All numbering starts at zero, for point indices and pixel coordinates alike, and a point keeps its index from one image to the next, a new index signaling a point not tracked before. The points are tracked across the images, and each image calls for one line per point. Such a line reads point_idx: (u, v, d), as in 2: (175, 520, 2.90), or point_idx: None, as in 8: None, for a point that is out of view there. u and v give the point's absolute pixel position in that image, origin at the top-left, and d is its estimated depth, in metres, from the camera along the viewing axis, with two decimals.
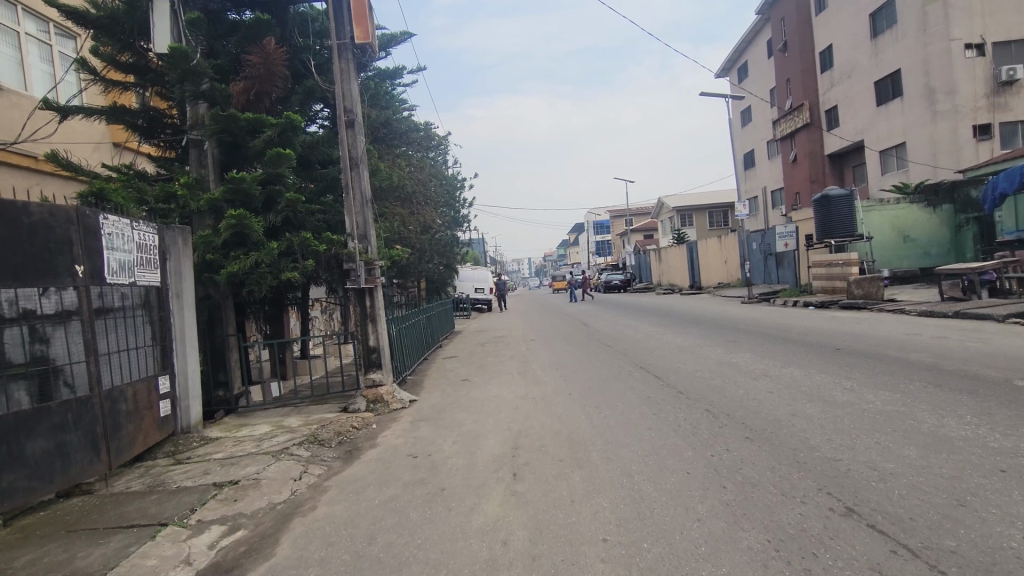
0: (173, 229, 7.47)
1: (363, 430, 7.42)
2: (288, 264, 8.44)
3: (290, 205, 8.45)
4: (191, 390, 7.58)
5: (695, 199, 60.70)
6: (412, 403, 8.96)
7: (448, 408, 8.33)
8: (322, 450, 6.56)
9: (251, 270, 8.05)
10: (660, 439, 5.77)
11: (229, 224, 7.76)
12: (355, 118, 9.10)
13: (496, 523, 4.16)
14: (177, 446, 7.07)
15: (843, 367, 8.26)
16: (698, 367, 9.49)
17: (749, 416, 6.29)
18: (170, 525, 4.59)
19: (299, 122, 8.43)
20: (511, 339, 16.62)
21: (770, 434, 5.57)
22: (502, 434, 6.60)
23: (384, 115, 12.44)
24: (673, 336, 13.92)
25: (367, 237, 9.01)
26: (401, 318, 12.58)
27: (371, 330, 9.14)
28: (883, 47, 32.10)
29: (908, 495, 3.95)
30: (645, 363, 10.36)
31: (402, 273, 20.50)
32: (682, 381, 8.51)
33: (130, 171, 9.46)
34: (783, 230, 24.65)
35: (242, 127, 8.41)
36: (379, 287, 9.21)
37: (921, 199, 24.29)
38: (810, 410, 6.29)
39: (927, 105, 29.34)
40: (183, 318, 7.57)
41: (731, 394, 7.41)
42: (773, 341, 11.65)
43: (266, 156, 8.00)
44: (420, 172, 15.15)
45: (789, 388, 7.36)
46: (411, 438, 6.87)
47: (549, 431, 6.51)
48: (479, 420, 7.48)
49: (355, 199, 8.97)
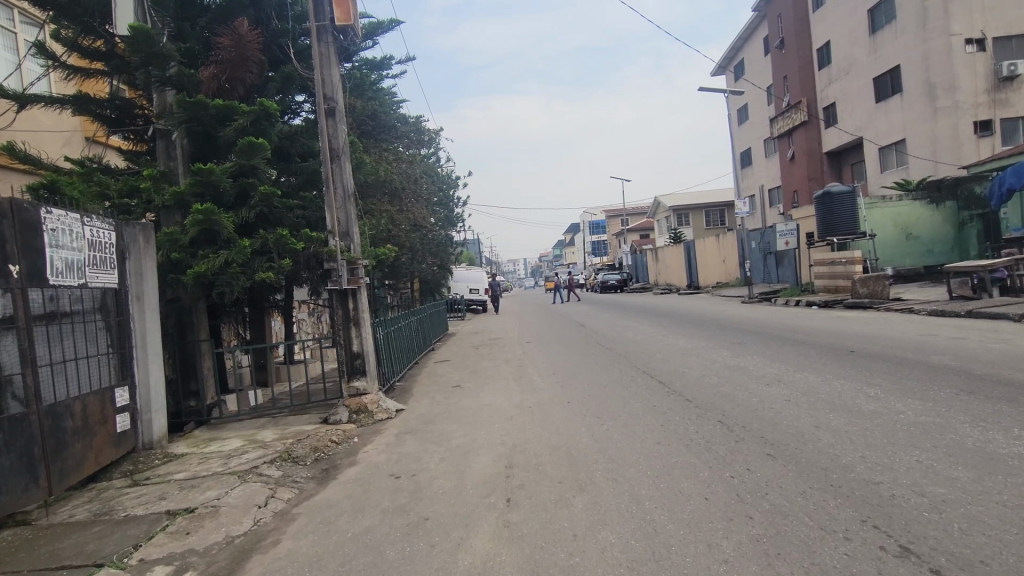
0: (132, 225, 6.81)
1: (343, 444, 6.79)
2: (263, 264, 7.80)
3: (264, 199, 7.80)
4: (154, 402, 6.92)
5: (691, 198, 60.20)
6: (399, 413, 8.32)
7: (437, 419, 7.71)
8: (295, 470, 5.91)
9: (221, 270, 7.39)
10: (673, 457, 5.16)
11: (195, 220, 7.10)
12: (335, 106, 8.46)
13: (486, 565, 3.55)
14: (137, 465, 6.42)
15: (862, 372, 7.68)
16: (703, 372, 8.90)
17: (768, 428, 5.70)
18: (106, 566, 3.94)
19: (274, 110, 7.79)
20: (506, 342, 16.01)
21: (794, 451, 4.98)
22: (495, 449, 5.98)
23: (371, 106, 11.86)
24: (674, 338, 13.36)
25: (350, 234, 8.39)
26: (391, 320, 11.97)
27: (355, 335, 8.51)
28: (882, 43, 31.66)
29: (973, 532, 3.36)
30: (648, 368, 9.76)
31: (393, 273, 19.88)
32: (689, 388, 7.92)
33: (97, 164, 8.82)
34: (783, 228, 24.09)
35: (212, 114, 7.77)
36: (363, 288, 8.58)
37: (923, 196, 23.81)
38: (834, 421, 5.70)
39: (927, 101, 28.90)
40: (145, 324, 6.90)
41: (744, 403, 6.81)
42: (779, 343, 11.09)
43: (238, 147, 7.37)
44: (411, 167, 14.57)
45: (806, 396, 6.77)
46: (395, 454, 6.24)
47: (547, 446, 5.89)
48: (470, 432, 6.86)
49: (336, 192, 8.35)
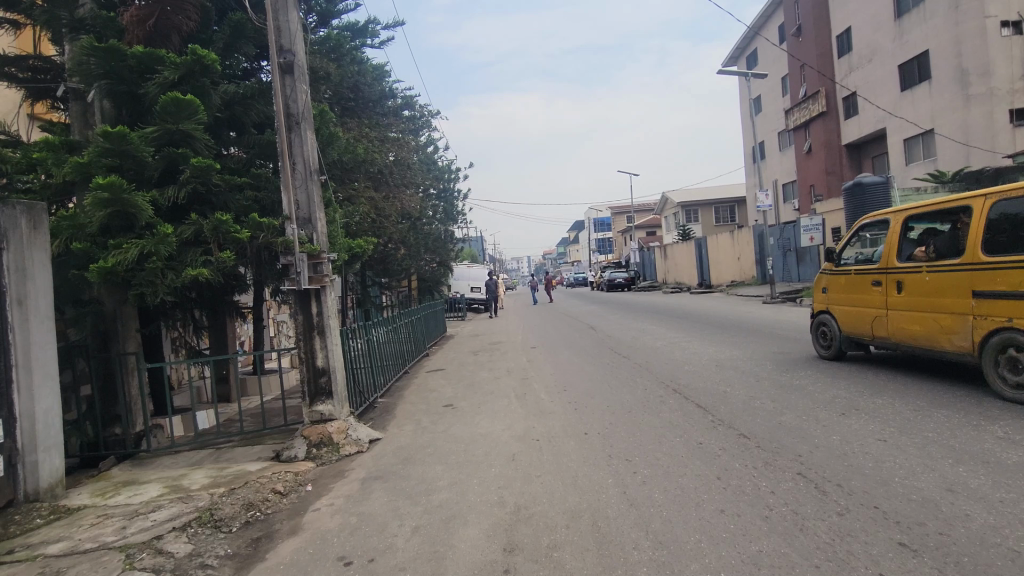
0: (11, 205, 5.13)
1: (290, 497, 5.12)
2: (197, 258, 6.14)
3: (198, 174, 6.09)
4: (47, 437, 5.26)
5: (700, 194, 58.24)
6: (372, 445, 6.65)
7: (418, 457, 6.03)
8: (213, 545, 4.25)
9: (138, 266, 5.74)
10: (755, 545, 3.46)
11: (98, 200, 5.45)
12: (295, 60, 6.77)
13: None
14: (8, 527, 4.74)
15: (963, 400, 5.96)
16: (750, 394, 7.19)
17: (878, 493, 3.99)
18: None
19: (209, 61, 6.13)
20: (508, 347, 14.35)
21: (943, 542, 3.28)
22: (490, 515, 4.30)
23: (351, 77, 10.18)
24: (699, 346, 11.63)
25: (313, 221, 6.75)
26: (380, 318, 10.40)
27: (318, 346, 6.85)
28: (908, 27, 29.74)
29: None
30: (678, 386, 8.04)
31: (385, 270, 18.21)
32: (741, 418, 6.16)
33: (5, 135, 7.14)
34: (808, 222, 22.32)
35: (131, 67, 6.12)
36: (329, 288, 6.89)
37: (960, 188, 22.00)
38: (971, 483, 4.01)
39: (958, 89, 27.07)
40: (36, 335, 5.23)
41: (822, 444, 5.11)
42: (831, 355, 9.35)
43: (161, 104, 5.72)
44: (403, 151, 12.83)
45: (906, 435, 5.07)
46: (352, 518, 4.56)
47: (561, 513, 4.21)
48: (458, 480, 5.19)
49: (296, 169, 6.68)
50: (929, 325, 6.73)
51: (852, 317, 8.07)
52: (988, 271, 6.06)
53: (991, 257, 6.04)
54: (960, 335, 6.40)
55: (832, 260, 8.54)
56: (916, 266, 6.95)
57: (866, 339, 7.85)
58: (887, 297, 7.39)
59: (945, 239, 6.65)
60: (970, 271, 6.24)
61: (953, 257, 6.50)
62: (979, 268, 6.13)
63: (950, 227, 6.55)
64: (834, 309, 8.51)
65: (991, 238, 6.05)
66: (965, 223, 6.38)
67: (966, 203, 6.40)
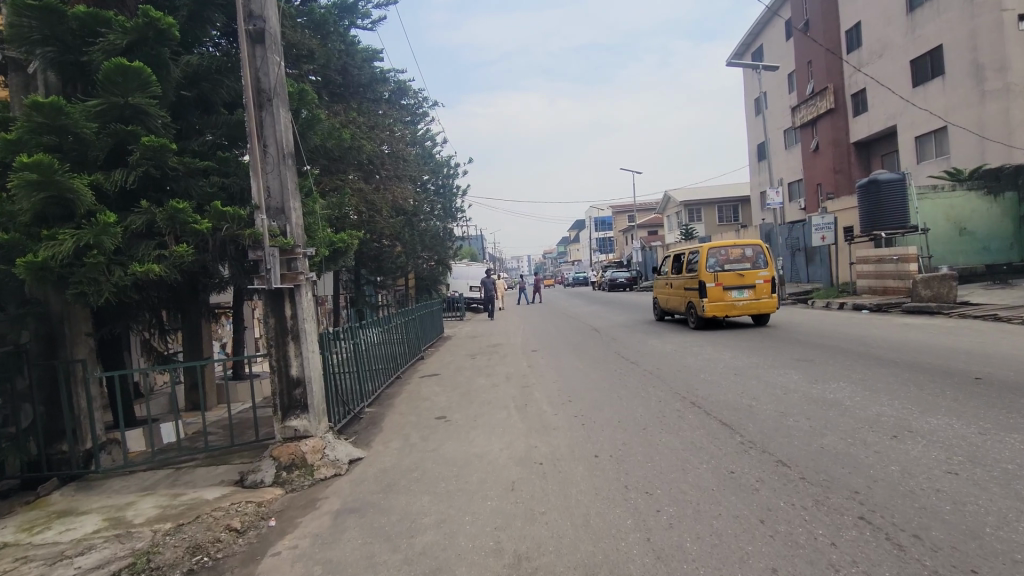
0: None
1: (246, 536, 4.32)
2: (149, 252, 5.34)
3: (150, 155, 5.29)
4: None
5: (704, 193, 57.34)
6: (352, 466, 5.86)
7: (404, 482, 5.25)
8: None
9: (77, 260, 4.95)
10: None
11: (27, 183, 4.66)
12: (267, 28, 5.96)
13: None
14: None
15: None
16: (781, 409, 6.40)
17: (970, 548, 3.20)
18: None
19: (163, 26, 5.31)
20: (508, 350, 13.56)
21: None
22: (485, 567, 3.51)
23: (338, 59, 9.38)
24: (713, 351, 10.83)
25: (287, 211, 5.95)
26: (372, 317, 9.64)
27: (292, 353, 6.04)
28: (920, 21, 28.88)
29: None
30: (696, 399, 7.26)
31: (379, 266, 17.37)
32: (775, 441, 5.34)
33: None
34: (820, 221, 21.55)
35: (72, 31, 5.33)
36: (306, 288, 6.08)
37: (979, 186, 21.19)
38: None
39: (972, 84, 26.26)
40: None
41: (880, 476, 4.31)
42: (860, 362, 8.58)
43: (104, 73, 4.91)
44: (397, 141, 12.02)
45: (981, 466, 4.29)
46: (318, 566, 3.76)
47: (573, 567, 3.42)
48: (448, 515, 4.39)
49: (268, 150, 5.88)
50: (677, 305, 15.33)
51: (662, 299, 16.49)
52: (687, 281, 14.41)
53: (687, 275, 14.48)
54: (682, 305, 14.95)
55: (658, 273, 17.12)
56: (675, 277, 15.44)
57: (664, 309, 16.28)
58: (668, 290, 16.01)
59: (682, 266, 15.04)
60: (683, 281, 14.72)
61: (681, 274, 14.99)
62: (685, 279, 14.57)
63: (682, 261, 15.04)
64: (659, 296, 17.03)
65: (688, 267, 14.48)
66: (684, 260, 14.92)
67: (688, 251, 14.80)
